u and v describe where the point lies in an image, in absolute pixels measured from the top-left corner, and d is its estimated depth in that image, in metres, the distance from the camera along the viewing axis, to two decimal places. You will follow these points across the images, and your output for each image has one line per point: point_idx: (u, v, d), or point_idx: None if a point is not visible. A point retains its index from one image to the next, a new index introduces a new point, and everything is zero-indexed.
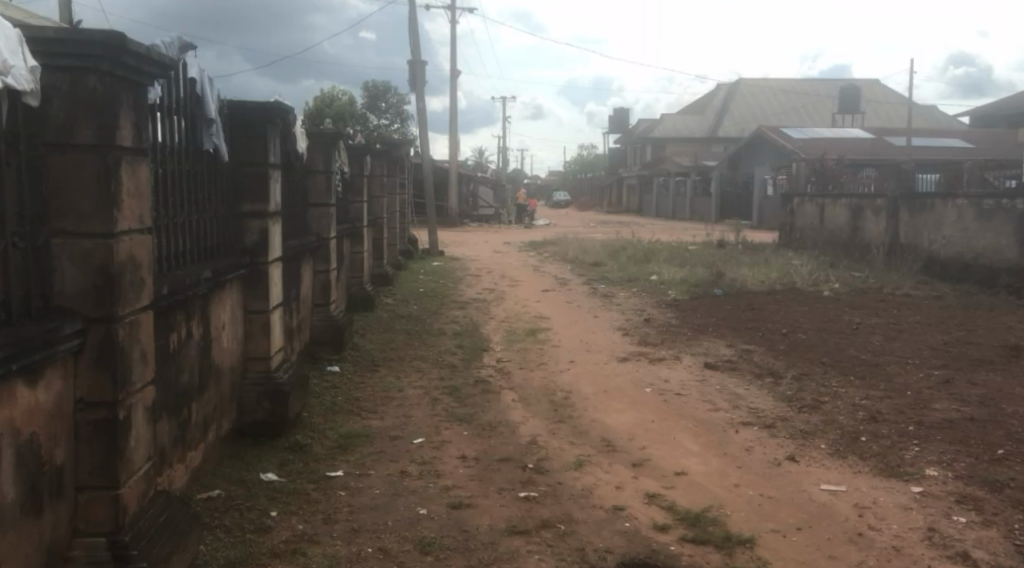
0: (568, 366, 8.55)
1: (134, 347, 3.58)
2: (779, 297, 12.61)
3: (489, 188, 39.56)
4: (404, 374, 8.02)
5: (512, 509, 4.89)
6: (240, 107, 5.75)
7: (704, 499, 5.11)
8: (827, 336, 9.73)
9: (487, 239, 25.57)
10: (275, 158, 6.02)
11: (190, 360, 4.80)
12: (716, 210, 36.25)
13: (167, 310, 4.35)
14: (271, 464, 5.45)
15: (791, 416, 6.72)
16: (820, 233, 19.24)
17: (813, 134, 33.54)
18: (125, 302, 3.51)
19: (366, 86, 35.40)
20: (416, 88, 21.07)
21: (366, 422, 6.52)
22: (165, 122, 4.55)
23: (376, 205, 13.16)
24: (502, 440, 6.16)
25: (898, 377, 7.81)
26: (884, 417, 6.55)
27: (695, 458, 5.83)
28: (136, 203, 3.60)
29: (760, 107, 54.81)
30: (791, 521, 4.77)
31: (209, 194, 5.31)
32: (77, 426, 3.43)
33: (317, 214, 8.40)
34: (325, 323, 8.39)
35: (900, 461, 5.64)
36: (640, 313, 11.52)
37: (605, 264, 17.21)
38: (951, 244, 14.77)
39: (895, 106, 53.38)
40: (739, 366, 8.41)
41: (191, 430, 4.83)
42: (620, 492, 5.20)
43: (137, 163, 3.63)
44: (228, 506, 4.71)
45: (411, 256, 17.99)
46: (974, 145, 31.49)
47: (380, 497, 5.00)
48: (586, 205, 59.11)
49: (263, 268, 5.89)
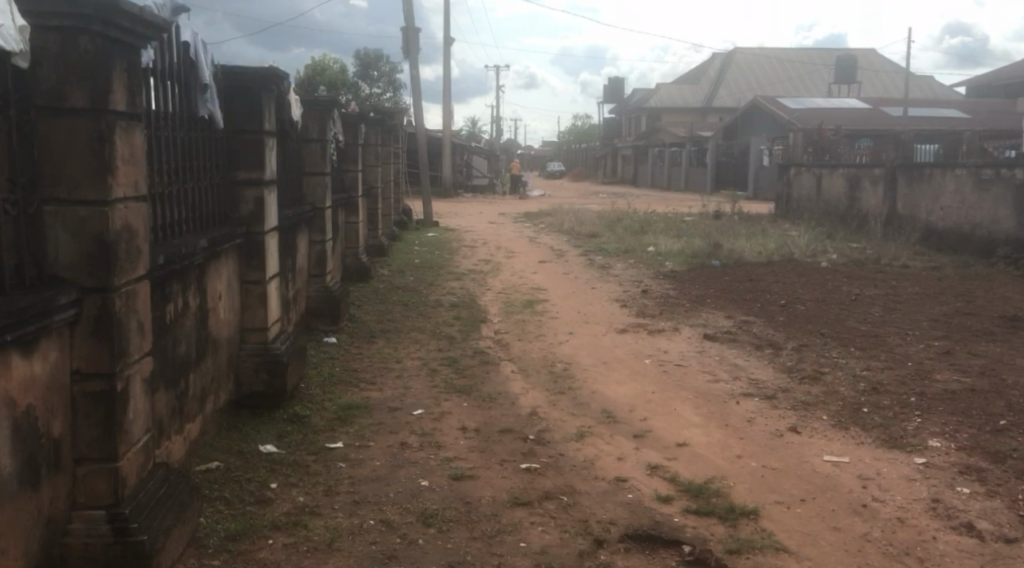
0: (566, 337, 8.51)
1: (130, 319, 3.50)
2: (778, 268, 12.56)
3: (483, 158, 39.34)
4: (402, 345, 7.97)
5: (514, 480, 4.85)
6: (234, 73, 5.63)
7: (706, 470, 5.08)
8: (826, 307, 9.70)
9: (482, 210, 25.40)
10: (270, 125, 5.90)
11: (187, 331, 4.73)
12: (711, 181, 36.11)
13: (163, 280, 4.27)
14: (270, 436, 5.39)
15: (792, 387, 6.70)
16: (816, 204, 19.17)
17: (810, 104, 33.39)
18: (121, 270, 3.43)
19: (358, 54, 35.07)
20: (409, 55, 20.84)
21: (365, 394, 6.46)
22: (158, 87, 4.45)
23: (372, 175, 13.05)
24: (502, 411, 6.12)
25: (898, 348, 7.78)
26: (886, 388, 6.53)
27: (696, 430, 5.80)
28: (131, 170, 3.50)
29: (755, 77, 54.48)
30: (795, 493, 4.75)
31: (205, 162, 5.22)
32: (74, 398, 3.36)
33: (313, 183, 8.29)
34: (322, 294, 8.31)
35: (902, 432, 5.62)
36: (638, 284, 11.47)
37: (601, 235, 17.15)
38: (949, 215, 14.73)
39: (891, 77, 53.19)
40: (738, 337, 8.38)
41: (189, 402, 4.76)
42: (622, 463, 5.18)
43: (131, 129, 3.53)
44: (228, 477, 4.65)
45: (405, 227, 17.88)
46: (970, 115, 31.37)
47: (381, 468, 4.96)
48: (581, 175, 58.89)
49: (259, 238, 5.81)
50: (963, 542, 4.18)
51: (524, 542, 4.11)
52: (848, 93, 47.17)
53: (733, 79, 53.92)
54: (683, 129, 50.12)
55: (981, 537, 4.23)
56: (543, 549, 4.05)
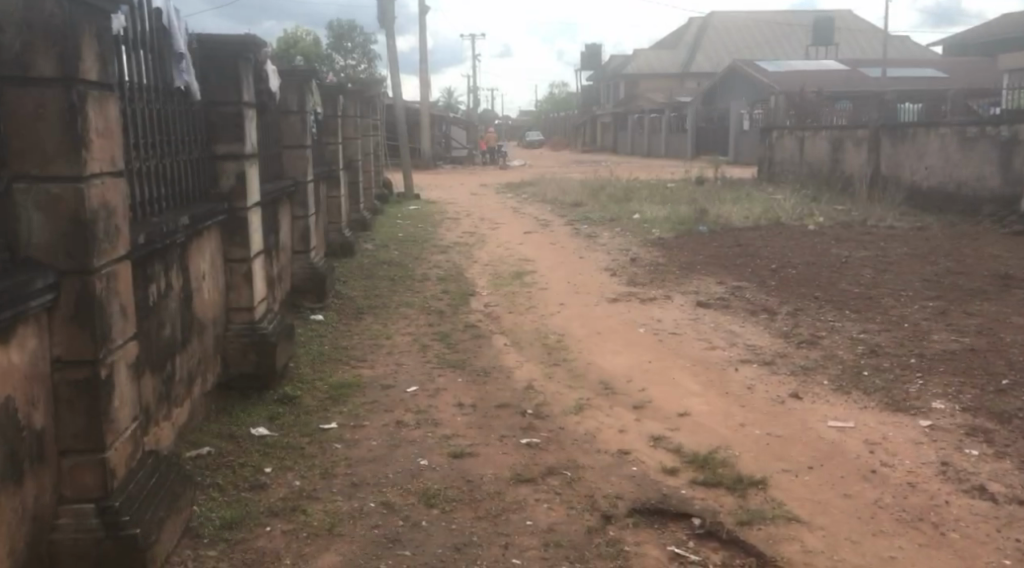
0: (558, 308, 8.37)
1: (112, 302, 3.32)
2: (765, 232, 12.47)
3: (462, 128, 38.97)
4: (391, 321, 7.82)
5: (516, 456, 4.73)
6: (209, 41, 5.40)
7: (710, 440, 4.97)
8: (818, 270, 9.62)
9: (463, 181, 25.18)
10: (248, 96, 5.68)
11: (170, 312, 4.55)
12: (692, 146, 35.99)
13: (145, 260, 4.09)
14: (261, 418, 5.24)
15: (790, 352, 6.60)
16: (800, 167, 19.07)
17: (789, 66, 33.21)
18: (100, 250, 3.24)
19: (331, 25, 34.51)
20: (384, 25, 20.45)
21: (356, 372, 6.31)
22: (130, 56, 4.23)
23: (352, 147, 12.81)
24: (498, 386, 5.99)
25: (893, 309, 7.70)
26: (884, 350, 6.45)
27: (697, 399, 5.69)
28: (106, 142, 3.31)
29: (733, 40, 54.16)
30: (802, 460, 4.64)
31: (182, 137, 5.01)
32: (55, 388, 3.17)
33: (294, 156, 8.06)
34: (307, 271, 8.12)
35: (905, 395, 5.53)
36: (626, 252, 11.34)
37: (585, 204, 16.99)
38: (934, 174, 14.67)
39: (867, 38, 53.07)
40: (731, 303, 8.28)
41: (175, 386, 4.60)
42: (624, 435, 5.06)
43: (105, 98, 3.32)
44: (220, 463, 4.50)
45: (387, 200, 17.67)
46: (949, 74, 31.30)
47: (377, 448, 4.82)
48: (560, 143, 58.54)
49: (241, 214, 5.61)
50: (976, 506, 4.08)
51: (529, 521, 3.98)
52: (825, 55, 47.05)
53: (710, 43, 53.61)
54: (661, 96, 49.91)
55: (993, 499, 4.13)
56: (550, 527, 3.93)
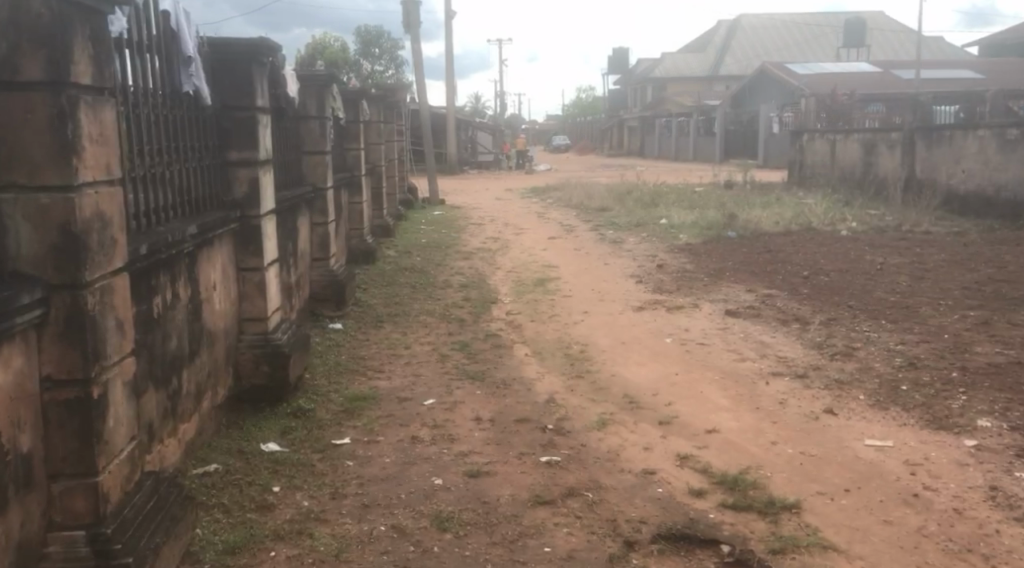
0: (581, 317, 8.14)
1: (107, 318, 3.15)
2: (797, 238, 12.16)
3: (487, 133, 38.85)
4: (410, 330, 7.63)
5: (535, 476, 4.52)
6: (221, 45, 5.24)
7: (739, 460, 4.73)
8: (851, 278, 9.31)
9: (488, 186, 25.02)
10: (262, 101, 5.52)
11: (177, 324, 4.39)
12: (720, 150, 35.58)
13: (147, 271, 3.93)
14: (272, 433, 5.06)
15: (823, 365, 6.33)
16: (831, 170, 18.69)
17: (820, 69, 32.75)
18: (93, 263, 3.08)
19: (359, 31, 34.51)
20: (410, 29, 20.34)
21: (373, 384, 6.13)
22: (134, 60, 4.08)
23: (374, 152, 12.67)
24: (518, 399, 5.78)
25: (932, 319, 7.39)
26: (924, 363, 6.17)
27: (726, 414, 5.44)
28: (101, 150, 3.14)
29: (763, 42, 53.62)
30: (838, 482, 4.38)
31: (192, 143, 4.86)
32: (45, 408, 3.01)
33: (313, 162, 7.91)
34: (326, 278, 7.96)
35: (947, 412, 5.24)
36: (652, 259, 11.08)
37: (611, 209, 16.74)
38: (972, 177, 14.27)
39: (900, 39, 52.32)
40: (762, 312, 8.02)
41: (182, 401, 4.43)
42: (648, 454, 4.83)
43: (101, 104, 3.15)
44: (227, 481, 4.32)
45: (411, 206, 17.53)
46: (986, 75, 30.67)
47: (390, 466, 4.63)
48: (587, 148, 58.22)
49: (254, 222, 5.45)
50: None
51: (547, 547, 3.77)
52: (856, 58, 46.45)
53: (739, 46, 53.08)
54: (689, 99, 49.51)
55: None
56: (569, 554, 3.71)
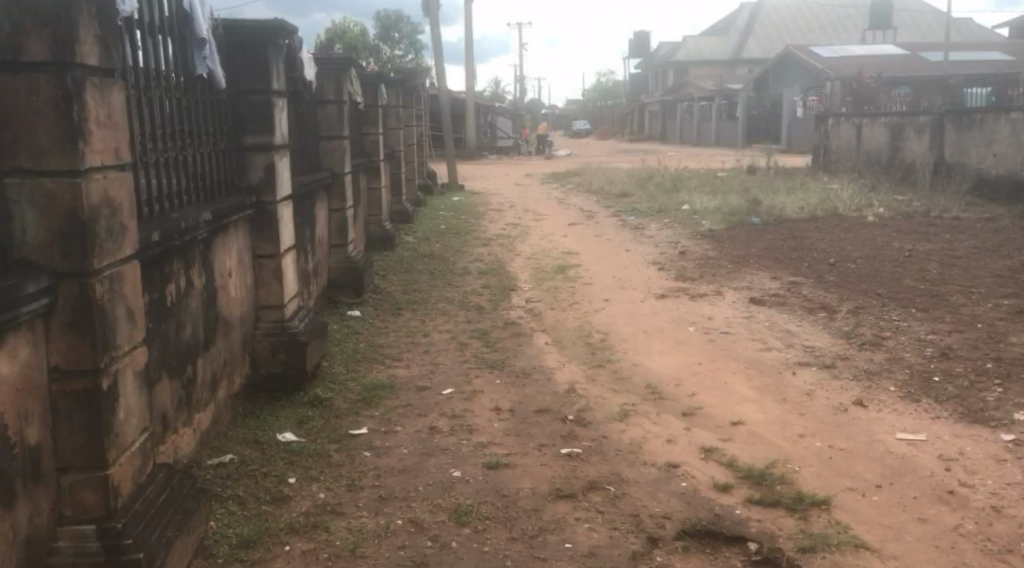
0: (602, 305, 8.01)
1: (116, 307, 3.06)
2: (822, 224, 11.95)
3: (507, 118, 38.63)
4: (429, 317, 7.53)
5: (556, 468, 4.41)
6: (235, 27, 5.13)
7: (766, 453, 4.60)
8: (879, 265, 9.12)
9: (508, 171, 24.85)
10: (278, 85, 5.41)
11: (191, 312, 4.30)
12: (743, 134, 35.20)
13: (160, 258, 3.84)
14: (289, 422, 4.98)
15: (851, 355, 6.17)
16: (856, 155, 18.40)
17: (845, 52, 32.28)
18: (102, 250, 2.98)
19: (378, 16, 34.29)
20: (429, 13, 20.17)
21: (391, 372, 6.03)
22: (145, 41, 3.97)
23: (393, 137, 12.56)
24: (538, 389, 5.67)
25: (963, 308, 7.20)
26: (956, 353, 6.00)
27: (751, 406, 5.31)
28: (109, 133, 3.04)
29: (786, 26, 52.96)
30: (869, 478, 4.24)
31: (206, 127, 4.75)
32: (53, 399, 2.92)
33: (330, 147, 7.82)
34: (344, 265, 7.87)
35: (982, 405, 5.07)
36: (675, 246, 10.92)
37: (632, 195, 16.56)
38: (1003, 162, 13.98)
39: (927, 22, 51.55)
40: (787, 300, 7.85)
41: (197, 390, 4.35)
42: (672, 446, 4.71)
43: (108, 85, 3.05)
44: (242, 472, 4.24)
45: (430, 192, 17.41)
46: (1016, 58, 30.10)
47: (408, 458, 4.53)
48: (607, 133, 57.83)
49: (271, 208, 5.35)
50: None
51: (569, 543, 3.66)
52: (882, 40, 45.84)
53: (762, 29, 52.46)
54: (711, 83, 49.02)
55: None
56: (591, 551, 3.60)
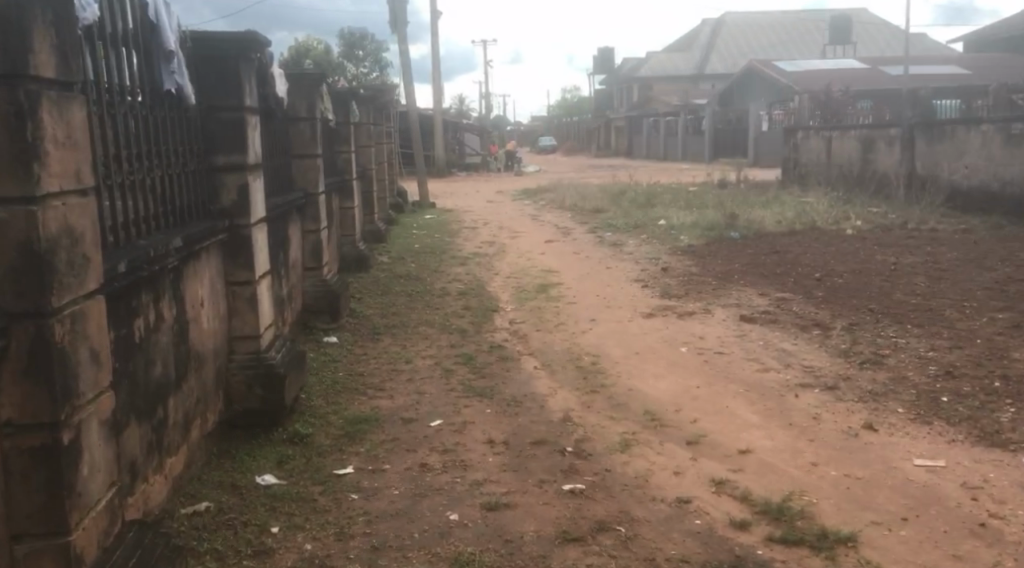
0: (589, 325, 7.73)
1: (78, 351, 2.72)
2: (802, 238, 11.81)
3: (474, 134, 38.44)
4: (410, 342, 7.20)
5: (559, 507, 4.10)
6: (204, 40, 4.80)
7: (780, 485, 4.33)
8: (866, 279, 8.96)
9: (479, 188, 24.59)
10: (251, 101, 5.08)
11: (162, 348, 3.95)
12: (709, 149, 35.29)
13: (127, 291, 3.50)
14: (268, 462, 4.63)
15: (854, 375, 5.94)
16: (827, 168, 18.40)
17: (809, 66, 32.53)
18: (62, 286, 2.64)
19: (342, 34, 34.06)
20: (396, 29, 19.89)
21: (374, 404, 5.69)
22: (108, 55, 3.64)
23: (364, 155, 12.23)
24: (532, 419, 5.36)
25: (959, 323, 7.02)
26: (961, 371, 5.80)
27: (757, 432, 5.05)
28: (69, 155, 2.71)
29: (748, 41, 53.47)
30: (894, 510, 3.99)
31: (175, 146, 4.42)
32: (6, 457, 2.57)
33: (304, 166, 7.48)
34: (319, 289, 7.51)
35: (998, 427, 4.86)
36: (656, 262, 10.70)
37: (606, 211, 16.34)
38: (975, 173, 13.98)
39: (885, 37, 52.33)
40: (779, 317, 7.64)
41: (169, 433, 4.00)
42: (680, 479, 4.43)
43: (68, 102, 2.73)
44: (220, 522, 3.89)
45: (401, 210, 17.08)
46: (974, 71, 30.54)
47: (399, 500, 4.19)
48: (574, 150, 57.90)
49: (245, 232, 5.01)
50: None
51: None
52: (843, 53, 46.37)
53: (725, 45, 52.89)
54: (676, 98, 49.24)
55: None
56: None
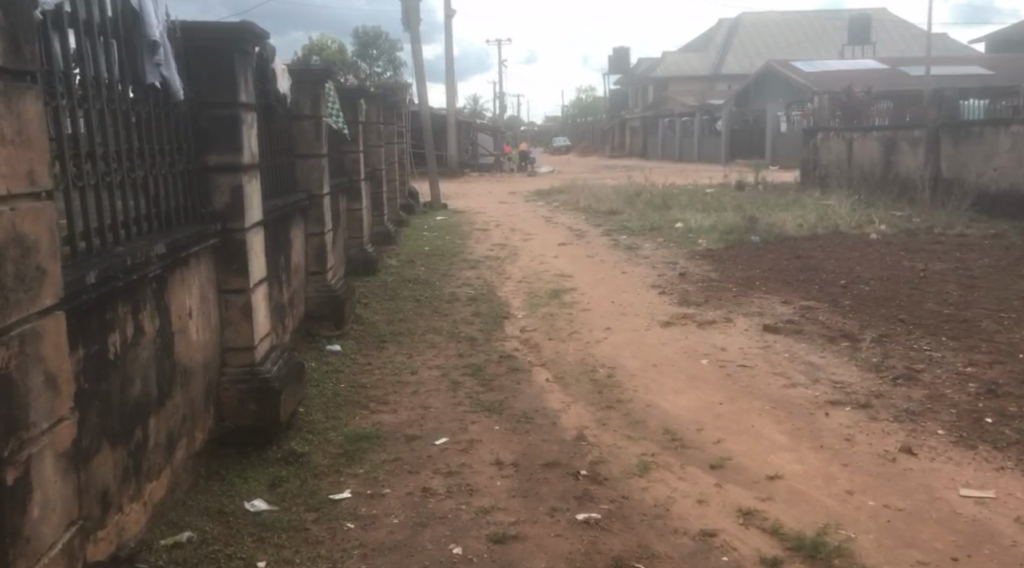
0: (604, 334, 7.38)
1: (27, 378, 2.40)
2: (825, 243, 11.41)
3: (488, 135, 38.10)
4: (417, 351, 6.87)
5: (572, 540, 3.76)
6: (195, 31, 4.48)
7: (815, 516, 3.97)
8: (894, 287, 8.56)
9: (492, 189, 24.23)
10: (247, 97, 4.75)
11: (142, 364, 3.63)
12: (726, 151, 34.79)
13: (98, 306, 3.18)
14: (260, 485, 4.30)
15: (887, 392, 5.56)
16: (848, 170, 17.96)
17: (828, 67, 32.03)
18: (6, 304, 2.32)
19: (356, 33, 33.79)
20: (410, 28, 19.57)
21: (376, 419, 5.36)
22: (80, 43, 3.32)
23: (373, 155, 11.90)
24: (544, 437, 5.02)
25: (997, 336, 6.63)
26: (1004, 389, 5.42)
27: (787, 455, 4.68)
28: (21, 152, 2.39)
29: (765, 41, 52.90)
30: (942, 549, 3.63)
31: (161, 144, 4.11)
32: None
33: (307, 166, 7.17)
34: (322, 294, 7.19)
35: None
36: (673, 267, 10.32)
37: (621, 213, 15.96)
38: (1004, 176, 13.53)
39: (905, 38, 51.67)
40: (804, 327, 7.27)
41: (149, 455, 3.68)
42: (704, 508, 4.08)
43: (19, 93, 2.41)
44: (201, 554, 3.57)
45: (412, 211, 16.75)
46: (996, 72, 29.94)
47: (398, 531, 3.86)
48: (589, 150, 57.46)
49: (238, 237, 4.69)
50: None
51: None
52: (863, 54, 45.74)
53: (741, 45, 52.35)
54: (692, 99, 48.73)
55: None
56: None
